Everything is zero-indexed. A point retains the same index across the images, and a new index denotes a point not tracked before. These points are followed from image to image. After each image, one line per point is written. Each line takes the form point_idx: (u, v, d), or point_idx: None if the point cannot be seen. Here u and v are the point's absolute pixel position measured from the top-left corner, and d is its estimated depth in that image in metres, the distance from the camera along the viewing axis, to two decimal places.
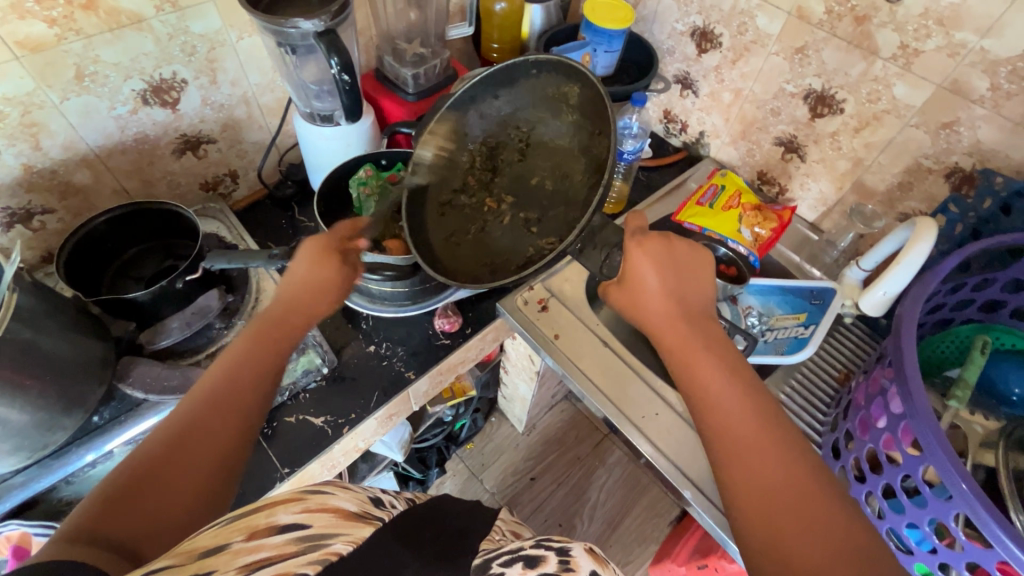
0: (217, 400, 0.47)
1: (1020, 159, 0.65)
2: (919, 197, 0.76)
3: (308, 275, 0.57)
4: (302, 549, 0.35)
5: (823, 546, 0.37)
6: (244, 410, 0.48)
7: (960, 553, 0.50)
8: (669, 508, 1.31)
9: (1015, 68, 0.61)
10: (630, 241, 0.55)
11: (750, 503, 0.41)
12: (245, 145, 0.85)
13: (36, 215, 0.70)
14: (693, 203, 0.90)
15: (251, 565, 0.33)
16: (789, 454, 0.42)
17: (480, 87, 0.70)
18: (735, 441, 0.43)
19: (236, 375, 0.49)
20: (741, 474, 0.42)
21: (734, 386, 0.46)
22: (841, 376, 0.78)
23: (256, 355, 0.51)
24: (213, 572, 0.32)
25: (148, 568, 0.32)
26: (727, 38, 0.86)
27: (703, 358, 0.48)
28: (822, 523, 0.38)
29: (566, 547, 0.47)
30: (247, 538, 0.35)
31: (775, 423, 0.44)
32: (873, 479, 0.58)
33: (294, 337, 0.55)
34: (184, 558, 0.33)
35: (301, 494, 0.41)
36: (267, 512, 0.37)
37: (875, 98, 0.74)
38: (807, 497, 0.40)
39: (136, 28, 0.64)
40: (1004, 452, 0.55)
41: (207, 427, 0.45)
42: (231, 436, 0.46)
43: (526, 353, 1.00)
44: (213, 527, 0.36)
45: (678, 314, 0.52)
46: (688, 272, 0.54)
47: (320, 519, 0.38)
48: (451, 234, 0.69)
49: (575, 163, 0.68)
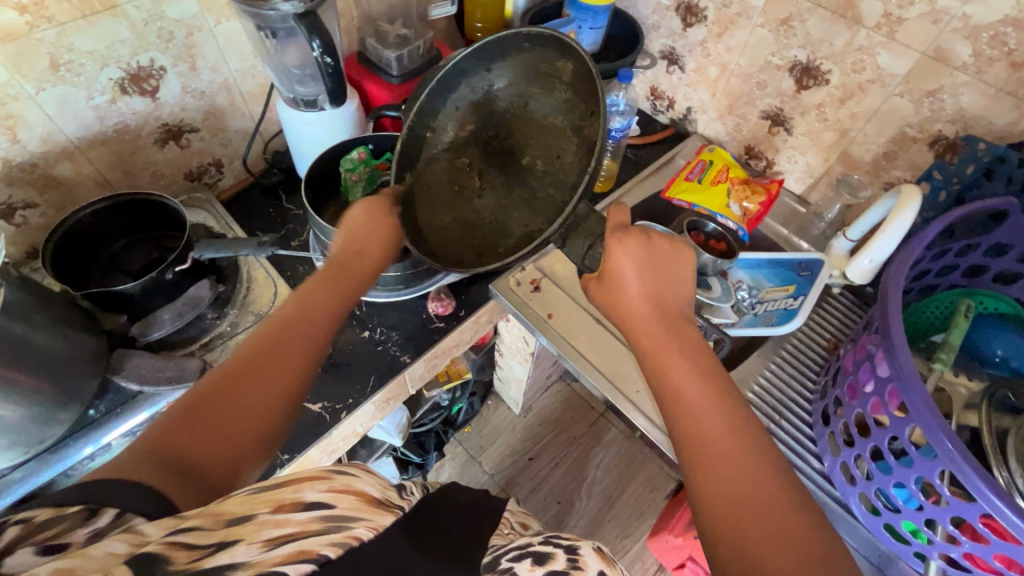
0: (292, 332, 0.49)
1: (1003, 125, 0.66)
2: (904, 166, 0.77)
3: (368, 229, 0.59)
4: (326, 529, 0.34)
5: (780, 537, 0.38)
6: (313, 347, 0.49)
7: (945, 510, 0.52)
8: (665, 481, 1.34)
9: (997, 33, 0.62)
10: (611, 237, 0.55)
11: (716, 499, 0.41)
12: (228, 133, 0.84)
13: (18, 210, 0.69)
14: (682, 179, 0.91)
15: (274, 539, 0.32)
16: (756, 459, 0.42)
17: (473, 59, 0.69)
18: (707, 441, 0.44)
19: (300, 321, 0.50)
20: (706, 473, 0.42)
21: (706, 388, 0.47)
22: (830, 345, 0.79)
23: (327, 294, 0.54)
24: (238, 542, 0.31)
25: (180, 524, 0.32)
26: (712, 11, 0.86)
27: (677, 357, 0.49)
28: (787, 531, 0.38)
29: (575, 546, 0.48)
30: (273, 511, 0.34)
31: (746, 427, 0.44)
32: (862, 442, 0.59)
33: (358, 290, 0.57)
34: (212, 521, 0.32)
35: (326, 472, 0.40)
36: (294, 487, 0.36)
37: (859, 68, 0.74)
38: (766, 497, 0.40)
39: (110, 13, 0.63)
40: (988, 412, 0.57)
41: (286, 354, 0.47)
42: (298, 370, 0.47)
43: (519, 335, 1.00)
44: (240, 496, 0.35)
45: (655, 314, 0.52)
46: (670, 271, 0.54)
47: (344, 501, 0.37)
48: (440, 211, 0.67)
49: (567, 143, 0.69)
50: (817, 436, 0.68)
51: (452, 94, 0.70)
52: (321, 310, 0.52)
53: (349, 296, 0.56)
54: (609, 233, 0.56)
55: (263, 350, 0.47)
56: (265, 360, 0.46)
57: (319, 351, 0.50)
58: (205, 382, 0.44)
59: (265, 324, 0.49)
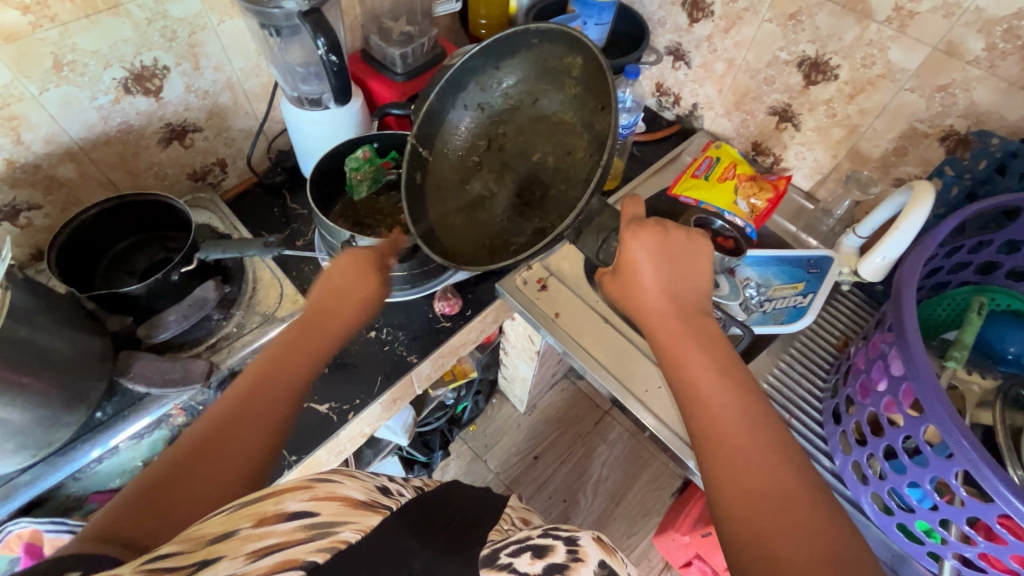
0: (260, 399, 0.47)
1: (1015, 120, 0.65)
2: (915, 162, 0.76)
3: (345, 281, 0.56)
4: (311, 536, 0.34)
5: (802, 541, 0.37)
6: (284, 411, 0.47)
7: (960, 509, 0.51)
8: (671, 479, 1.33)
9: (1011, 27, 0.61)
10: (627, 232, 0.54)
11: (732, 499, 0.41)
12: (232, 133, 0.84)
13: (22, 212, 0.69)
14: (688, 176, 0.90)
15: (257, 553, 0.32)
16: (773, 463, 0.41)
17: (481, 58, 0.69)
18: (724, 440, 0.43)
19: (270, 384, 0.48)
20: (723, 473, 0.42)
21: (725, 386, 0.46)
22: (839, 343, 0.79)
23: (300, 356, 0.51)
24: (222, 559, 0.32)
25: (154, 555, 0.32)
26: (718, 6, 0.85)
27: (695, 355, 0.48)
28: (807, 532, 0.38)
29: (576, 537, 0.48)
30: (256, 524, 0.34)
31: (766, 429, 0.43)
32: (874, 442, 0.59)
33: (334, 346, 0.54)
34: (192, 544, 0.33)
35: (310, 481, 0.39)
36: (276, 498, 0.36)
37: (869, 63, 0.73)
38: (786, 502, 0.39)
39: (113, 12, 0.62)
40: (1001, 410, 0.56)
41: (252, 421, 0.45)
42: (265, 438, 0.45)
43: (525, 333, 1.00)
44: (219, 515, 0.35)
45: (672, 310, 0.51)
46: (685, 266, 0.53)
47: (328, 507, 0.37)
48: (452, 211, 0.68)
49: (578, 140, 0.67)
50: (828, 434, 0.67)
51: (461, 93, 0.71)
52: (292, 371, 0.50)
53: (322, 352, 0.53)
54: (625, 227, 0.55)
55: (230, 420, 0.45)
56: (227, 429, 0.44)
57: (288, 417, 0.48)
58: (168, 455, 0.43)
59: (229, 394, 0.47)
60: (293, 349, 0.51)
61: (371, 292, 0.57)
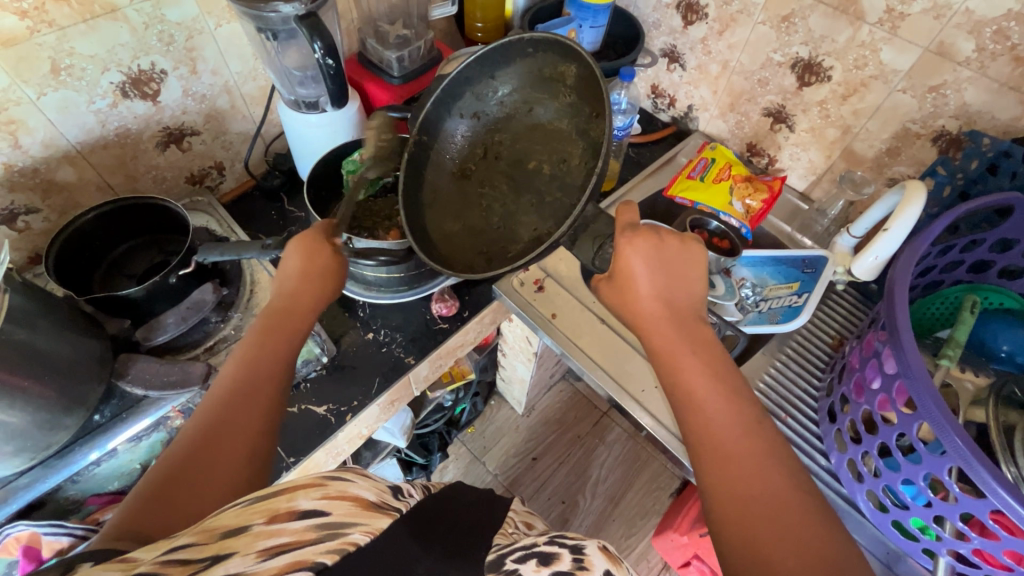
0: (244, 391, 0.48)
1: (1007, 120, 0.66)
2: (907, 162, 0.77)
3: (303, 266, 0.57)
4: (321, 537, 0.34)
5: (793, 541, 0.38)
6: (271, 398, 0.49)
7: (953, 506, 0.51)
8: (670, 480, 1.33)
9: (1000, 28, 0.62)
10: (621, 239, 0.54)
11: (725, 499, 0.41)
12: (230, 136, 0.84)
13: (20, 216, 0.69)
14: (683, 177, 0.91)
15: (269, 550, 0.32)
16: (765, 463, 0.42)
17: (476, 68, 0.70)
18: (716, 442, 0.44)
19: (251, 378, 0.49)
20: (716, 474, 0.42)
21: (717, 389, 0.47)
22: (834, 342, 0.79)
23: (272, 345, 0.53)
24: (234, 554, 0.31)
25: (171, 545, 0.32)
26: (713, 9, 0.86)
27: (688, 359, 0.49)
28: (796, 532, 0.38)
29: (580, 545, 0.48)
30: (268, 521, 0.34)
31: (757, 432, 0.44)
32: (869, 440, 0.59)
33: (304, 333, 0.56)
34: (205, 536, 0.33)
35: (322, 479, 0.39)
36: (289, 495, 0.36)
37: (862, 64, 0.74)
38: (776, 502, 0.40)
39: (111, 17, 0.62)
40: (994, 408, 0.57)
41: (236, 413, 0.46)
42: (258, 423, 0.47)
43: (523, 335, 1.00)
44: (233, 507, 0.35)
45: (665, 314, 0.52)
46: (679, 271, 0.54)
47: (340, 507, 0.37)
48: (449, 218, 0.68)
49: (572, 147, 0.68)
50: (823, 432, 0.68)
51: (458, 102, 0.72)
52: (265, 362, 0.51)
53: (297, 340, 0.55)
54: (619, 234, 0.55)
55: (220, 416, 0.46)
56: (217, 428, 0.45)
57: (276, 401, 0.49)
58: (163, 462, 0.43)
59: (212, 395, 0.48)
60: (267, 342, 0.53)
61: (333, 273, 0.59)
